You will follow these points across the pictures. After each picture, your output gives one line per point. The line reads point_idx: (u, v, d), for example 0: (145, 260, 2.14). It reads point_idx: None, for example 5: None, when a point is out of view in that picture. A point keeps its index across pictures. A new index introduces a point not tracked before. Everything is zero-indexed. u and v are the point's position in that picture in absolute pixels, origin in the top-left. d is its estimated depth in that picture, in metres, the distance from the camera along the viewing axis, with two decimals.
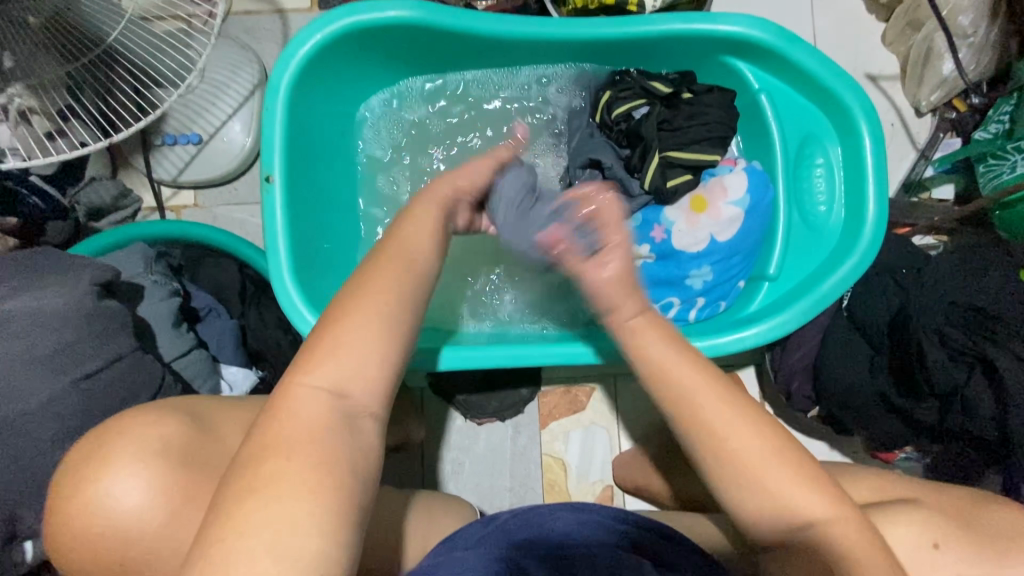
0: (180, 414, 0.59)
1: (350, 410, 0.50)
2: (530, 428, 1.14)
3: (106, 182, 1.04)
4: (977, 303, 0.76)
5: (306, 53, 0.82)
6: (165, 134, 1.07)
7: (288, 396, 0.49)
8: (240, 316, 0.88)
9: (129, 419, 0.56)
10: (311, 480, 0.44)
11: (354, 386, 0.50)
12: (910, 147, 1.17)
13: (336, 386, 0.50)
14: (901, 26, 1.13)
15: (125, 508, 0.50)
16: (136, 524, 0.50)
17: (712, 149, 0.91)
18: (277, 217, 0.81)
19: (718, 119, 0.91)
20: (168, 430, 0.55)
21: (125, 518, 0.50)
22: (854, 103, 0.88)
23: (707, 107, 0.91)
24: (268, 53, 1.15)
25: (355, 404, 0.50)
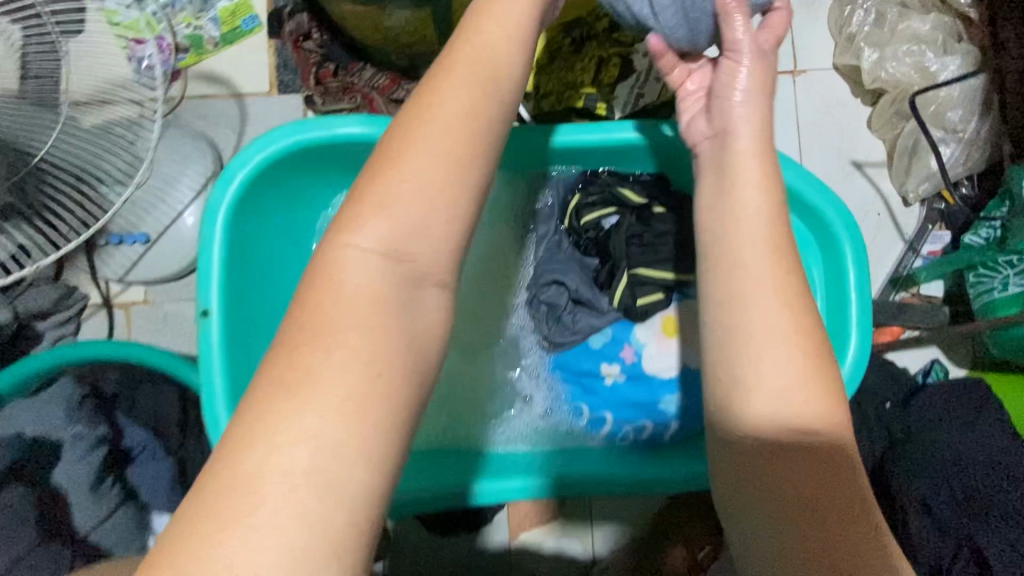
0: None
1: (412, 275, 0.44)
2: (499, 539, 1.06)
3: (46, 287, 0.99)
4: (965, 473, 0.70)
5: (246, 175, 0.76)
6: (110, 235, 1.01)
7: (335, 259, 0.44)
8: (178, 450, 0.81)
9: None
10: (357, 394, 0.38)
11: (420, 244, 0.45)
12: (898, 238, 1.12)
13: (396, 247, 0.44)
14: (888, 114, 1.08)
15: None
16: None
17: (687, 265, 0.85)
18: (213, 355, 0.74)
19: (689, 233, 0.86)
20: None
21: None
22: (836, 220, 0.83)
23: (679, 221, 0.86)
24: (223, 140, 1.09)
25: (422, 265, 0.45)
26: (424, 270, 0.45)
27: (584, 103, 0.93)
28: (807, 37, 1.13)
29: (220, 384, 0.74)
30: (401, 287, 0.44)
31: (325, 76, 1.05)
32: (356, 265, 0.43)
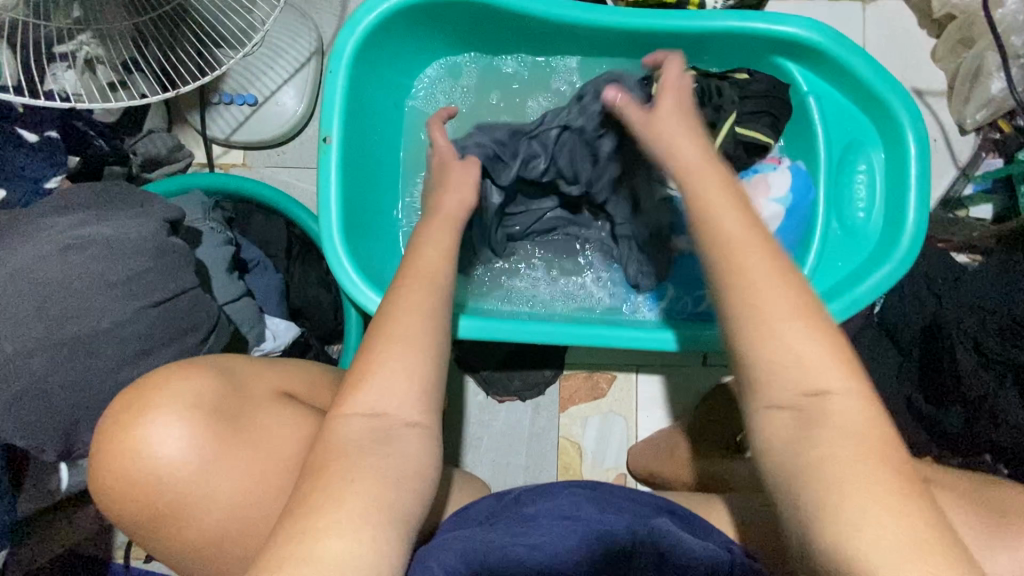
0: (221, 365, 0.61)
1: (389, 427, 0.53)
2: (550, 409, 1.16)
3: (163, 135, 1.08)
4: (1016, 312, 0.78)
5: (372, 21, 0.85)
6: (222, 93, 1.10)
7: (332, 426, 0.53)
8: (285, 272, 0.92)
9: (174, 368, 0.58)
10: (370, 504, 0.48)
11: (392, 405, 0.54)
12: (951, 165, 1.18)
13: (374, 408, 0.53)
14: (953, 43, 1.13)
15: (161, 454, 0.54)
16: (178, 470, 0.54)
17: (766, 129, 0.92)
18: (331, 178, 0.83)
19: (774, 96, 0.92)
20: (204, 384, 0.58)
21: (164, 465, 0.54)
22: (902, 110, 0.89)
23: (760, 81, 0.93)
24: (326, 24, 1.17)
25: (393, 420, 0.53)
26: (399, 422, 0.53)
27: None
28: None
29: (335, 202, 0.83)
30: (378, 438, 0.52)
31: None
32: (347, 432, 0.52)
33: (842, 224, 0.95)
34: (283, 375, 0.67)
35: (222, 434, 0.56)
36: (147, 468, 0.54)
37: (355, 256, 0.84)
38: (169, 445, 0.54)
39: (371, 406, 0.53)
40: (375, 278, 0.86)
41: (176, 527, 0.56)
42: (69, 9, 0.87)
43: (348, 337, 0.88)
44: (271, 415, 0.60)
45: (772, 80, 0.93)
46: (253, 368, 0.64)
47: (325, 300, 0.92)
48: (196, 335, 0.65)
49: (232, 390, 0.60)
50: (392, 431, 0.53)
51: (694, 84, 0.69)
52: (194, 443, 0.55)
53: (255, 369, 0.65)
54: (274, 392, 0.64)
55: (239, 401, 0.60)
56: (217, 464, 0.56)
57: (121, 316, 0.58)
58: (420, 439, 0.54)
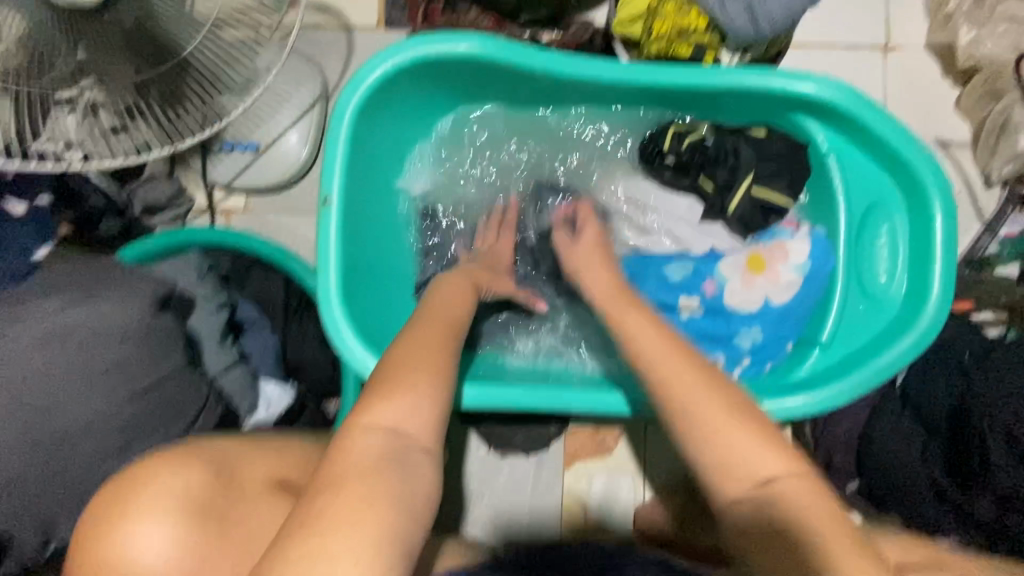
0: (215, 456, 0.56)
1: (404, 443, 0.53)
2: (554, 465, 1.12)
3: (163, 182, 1.07)
4: None
5: (374, 80, 0.82)
6: (224, 140, 1.09)
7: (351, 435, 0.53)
8: (281, 331, 0.89)
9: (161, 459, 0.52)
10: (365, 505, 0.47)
11: (412, 424, 0.55)
12: (976, 218, 1.13)
13: (396, 424, 0.54)
14: (978, 94, 1.09)
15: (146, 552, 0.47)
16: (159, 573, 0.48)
17: (784, 190, 0.89)
18: (330, 241, 0.80)
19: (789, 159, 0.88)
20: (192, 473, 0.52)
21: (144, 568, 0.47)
22: (927, 174, 0.85)
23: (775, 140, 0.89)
24: (331, 68, 1.16)
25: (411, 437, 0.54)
26: (414, 440, 0.55)
27: (690, 51, 0.92)
28: (900, 17, 1.15)
29: (334, 266, 0.80)
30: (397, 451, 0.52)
31: (432, 13, 1.11)
32: (366, 441, 0.52)
33: (862, 288, 0.91)
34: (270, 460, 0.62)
35: (209, 531, 0.50)
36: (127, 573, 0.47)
37: (355, 321, 0.81)
38: (151, 548, 0.48)
39: (391, 426, 0.54)
40: (374, 340, 0.83)
41: None
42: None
43: (344, 400, 0.85)
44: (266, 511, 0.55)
45: (788, 139, 0.89)
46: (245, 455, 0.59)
47: (323, 360, 0.89)
48: (182, 419, 0.62)
49: (222, 481, 0.54)
50: (408, 451, 0.54)
51: (699, 149, 0.91)
52: (176, 545, 0.48)
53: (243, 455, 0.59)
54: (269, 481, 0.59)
55: (229, 495, 0.54)
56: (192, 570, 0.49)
57: None
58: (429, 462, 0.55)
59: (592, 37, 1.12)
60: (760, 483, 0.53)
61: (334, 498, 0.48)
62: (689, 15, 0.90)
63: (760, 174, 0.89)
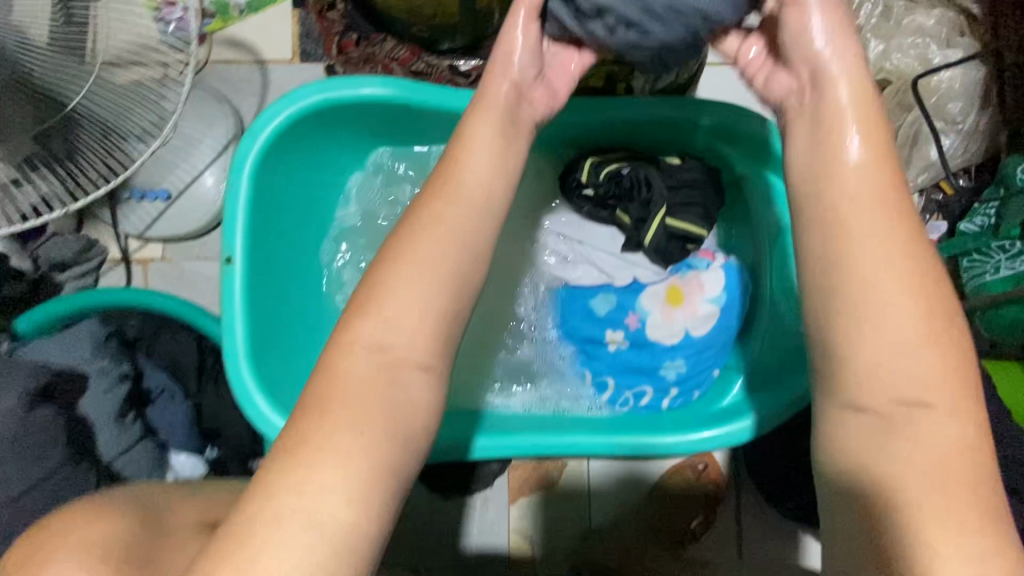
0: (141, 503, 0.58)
1: (394, 362, 0.53)
2: (499, 501, 1.11)
3: (68, 238, 1.02)
4: None
5: (273, 130, 0.79)
6: (134, 188, 1.04)
7: (335, 355, 0.53)
8: (195, 395, 0.86)
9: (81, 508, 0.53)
10: None
11: (399, 340, 0.53)
12: None
13: (378, 341, 0.53)
14: None
15: None
16: None
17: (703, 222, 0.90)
18: (235, 302, 0.78)
19: (703, 189, 0.90)
20: (113, 527, 0.53)
21: None
22: None
23: (689, 171, 0.90)
24: (246, 106, 1.12)
25: (399, 358, 0.53)
26: (404, 357, 0.53)
27: (603, 81, 0.91)
28: None
29: (241, 328, 0.77)
30: (382, 375, 0.52)
31: (346, 46, 1.05)
32: (351, 367, 0.52)
33: None
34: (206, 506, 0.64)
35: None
36: None
37: (264, 383, 0.78)
38: None
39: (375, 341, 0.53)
40: (285, 402, 0.80)
41: None
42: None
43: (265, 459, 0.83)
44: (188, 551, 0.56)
45: (703, 168, 0.91)
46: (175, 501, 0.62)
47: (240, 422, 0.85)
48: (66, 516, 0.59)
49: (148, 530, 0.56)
50: (400, 373, 0.53)
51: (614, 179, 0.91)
52: None
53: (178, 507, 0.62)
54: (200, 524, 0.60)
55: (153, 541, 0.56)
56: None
57: None
58: (429, 383, 0.54)
59: None
60: (903, 402, 0.48)
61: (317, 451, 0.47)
62: None
63: (677, 205, 0.89)
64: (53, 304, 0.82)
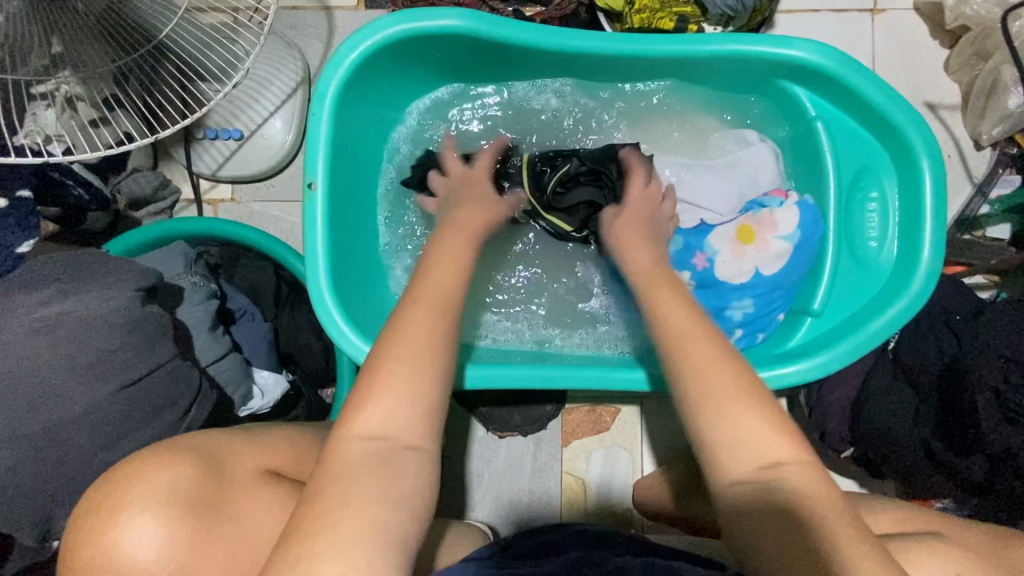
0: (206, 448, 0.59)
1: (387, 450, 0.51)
2: (552, 444, 1.13)
3: (147, 174, 1.05)
4: None
5: (354, 60, 0.81)
6: (207, 129, 1.07)
7: (335, 453, 0.51)
8: (273, 319, 0.89)
9: (153, 454, 0.54)
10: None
11: (394, 430, 0.51)
12: (966, 181, 1.14)
13: (377, 431, 0.51)
14: (968, 55, 1.08)
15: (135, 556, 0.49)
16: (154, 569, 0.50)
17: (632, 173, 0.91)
18: (317, 225, 0.80)
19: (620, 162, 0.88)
20: (182, 470, 0.54)
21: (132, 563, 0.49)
22: (918, 138, 0.85)
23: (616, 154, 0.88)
24: (312, 51, 1.14)
25: (397, 443, 0.51)
26: (400, 446, 0.51)
27: (673, 23, 0.92)
28: None
29: (323, 250, 0.79)
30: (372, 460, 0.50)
31: None
32: (350, 456, 0.50)
33: (852, 254, 0.91)
34: (265, 452, 0.65)
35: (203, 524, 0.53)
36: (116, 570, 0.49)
37: (344, 306, 0.81)
38: (142, 545, 0.50)
39: (386, 425, 0.51)
40: (362, 325, 0.83)
41: None
42: (49, 45, 0.74)
43: (340, 385, 0.87)
44: (255, 503, 0.58)
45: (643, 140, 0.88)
46: (232, 447, 0.61)
47: (316, 347, 0.90)
48: (175, 410, 0.61)
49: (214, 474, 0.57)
50: (392, 455, 0.50)
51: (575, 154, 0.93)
52: (169, 541, 0.50)
53: (237, 449, 0.62)
54: (260, 470, 0.62)
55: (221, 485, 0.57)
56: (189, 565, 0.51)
57: (93, 401, 0.56)
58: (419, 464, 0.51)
59: (578, 9, 1.09)
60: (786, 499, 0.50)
61: (339, 497, 0.47)
62: None
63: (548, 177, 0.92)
64: (140, 233, 0.85)
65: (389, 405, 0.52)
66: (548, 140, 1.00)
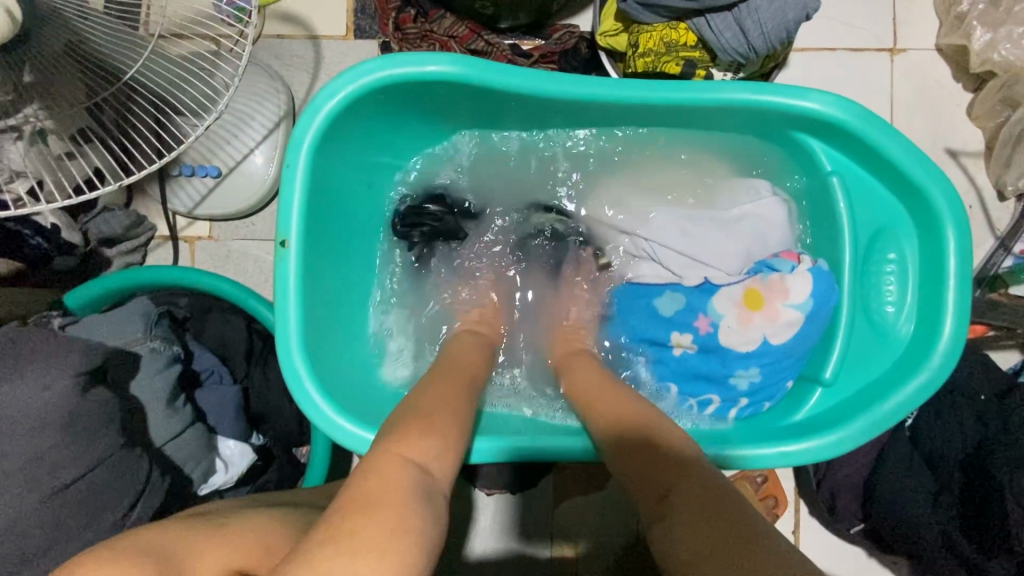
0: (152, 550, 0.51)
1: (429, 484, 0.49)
2: (542, 501, 1.07)
3: (118, 212, 0.99)
4: None
5: (333, 107, 0.75)
6: (183, 165, 1.01)
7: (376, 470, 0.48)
8: (242, 379, 0.83)
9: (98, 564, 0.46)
10: None
11: (438, 463, 0.52)
12: (988, 233, 1.07)
13: (424, 461, 0.51)
14: (993, 101, 1.02)
15: None
16: None
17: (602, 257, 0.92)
18: (290, 286, 0.74)
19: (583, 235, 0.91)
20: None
21: None
22: (941, 201, 0.78)
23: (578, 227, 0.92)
24: (297, 82, 1.08)
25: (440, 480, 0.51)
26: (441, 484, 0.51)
27: (680, 68, 0.86)
28: (909, 15, 1.07)
29: (295, 313, 0.73)
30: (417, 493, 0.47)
31: (404, 22, 1.02)
32: (398, 474, 0.48)
33: (867, 320, 0.84)
34: (230, 541, 0.55)
35: None
36: None
37: (318, 373, 0.75)
38: None
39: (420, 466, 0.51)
40: (337, 392, 0.77)
41: None
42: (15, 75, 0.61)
43: (315, 452, 0.81)
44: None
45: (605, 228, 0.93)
46: (192, 546, 0.53)
47: (289, 410, 0.83)
48: (116, 509, 0.59)
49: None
50: (435, 494, 0.49)
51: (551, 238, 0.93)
52: None
53: (193, 546, 0.53)
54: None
55: None
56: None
57: (28, 507, 0.54)
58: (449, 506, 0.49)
59: (578, 44, 1.02)
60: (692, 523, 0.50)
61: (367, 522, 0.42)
62: (679, 28, 0.84)
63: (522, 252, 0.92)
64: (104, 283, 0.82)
65: (393, 478, 0.48)
66: (543, 186, 0.94)
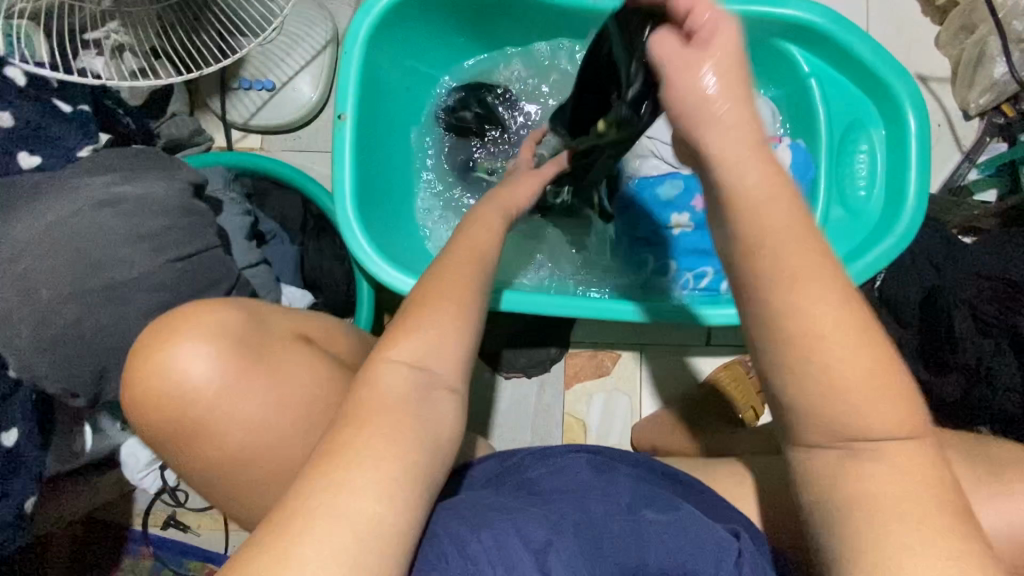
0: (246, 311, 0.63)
1: (425, 382, 0.53)
2: (555, 386, 1.19)
3: (185, 118, 1.13)
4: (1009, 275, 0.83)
5: (384, 6, 0.89)
6: (242, 79, 1.15)
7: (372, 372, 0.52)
8: (300, 245, 0.97)
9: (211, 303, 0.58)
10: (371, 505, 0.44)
11: (432, 361, 0.54)
12: (954, 149, 1.19)
13: (415, 360, 0.53)
14: (956, 29, 1.15)
15: (190, 375, 0.54)
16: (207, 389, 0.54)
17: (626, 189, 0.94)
18: (346, 153, 0.87)
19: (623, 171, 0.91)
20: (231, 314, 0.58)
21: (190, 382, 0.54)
22: (904, 92, 0.91)
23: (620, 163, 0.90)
24: (342, 14, 1.22)
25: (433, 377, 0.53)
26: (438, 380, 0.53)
27: None
28: None
29: (350, 175, 0.86)
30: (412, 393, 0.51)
31: None
32: (389, 382, 0.51)
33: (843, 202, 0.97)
34: (302, 320, 0.66)
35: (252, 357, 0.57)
36: (178, 386, 0.54)
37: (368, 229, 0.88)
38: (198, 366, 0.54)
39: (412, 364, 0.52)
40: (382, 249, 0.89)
41: (207, 438, 0.56)
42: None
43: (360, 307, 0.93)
44: (294, 358, 0.60)
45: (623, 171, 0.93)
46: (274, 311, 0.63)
47: (338, 275, 0.95)
48: (217, 289, 0.70)
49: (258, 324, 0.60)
50: (431, 391, 0.52)
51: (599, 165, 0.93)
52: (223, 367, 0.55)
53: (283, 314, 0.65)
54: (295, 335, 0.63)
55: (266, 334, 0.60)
56: (237, 389, 0.55)
57: (146, 267, 0.64)
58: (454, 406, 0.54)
59: None
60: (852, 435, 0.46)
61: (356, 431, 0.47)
62: None
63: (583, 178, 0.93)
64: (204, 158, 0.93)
65: (383, 385, 0.50)
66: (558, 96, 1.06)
